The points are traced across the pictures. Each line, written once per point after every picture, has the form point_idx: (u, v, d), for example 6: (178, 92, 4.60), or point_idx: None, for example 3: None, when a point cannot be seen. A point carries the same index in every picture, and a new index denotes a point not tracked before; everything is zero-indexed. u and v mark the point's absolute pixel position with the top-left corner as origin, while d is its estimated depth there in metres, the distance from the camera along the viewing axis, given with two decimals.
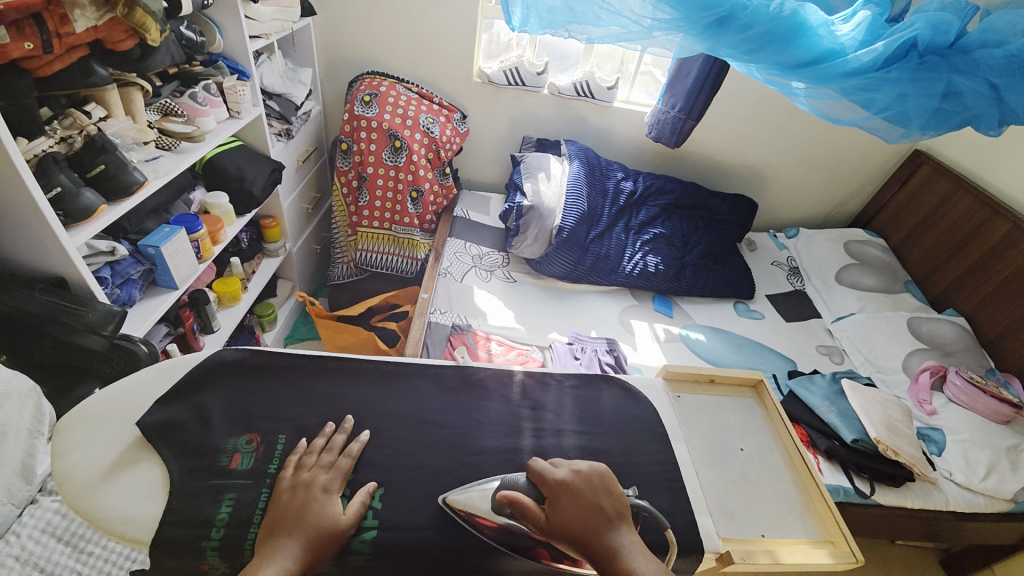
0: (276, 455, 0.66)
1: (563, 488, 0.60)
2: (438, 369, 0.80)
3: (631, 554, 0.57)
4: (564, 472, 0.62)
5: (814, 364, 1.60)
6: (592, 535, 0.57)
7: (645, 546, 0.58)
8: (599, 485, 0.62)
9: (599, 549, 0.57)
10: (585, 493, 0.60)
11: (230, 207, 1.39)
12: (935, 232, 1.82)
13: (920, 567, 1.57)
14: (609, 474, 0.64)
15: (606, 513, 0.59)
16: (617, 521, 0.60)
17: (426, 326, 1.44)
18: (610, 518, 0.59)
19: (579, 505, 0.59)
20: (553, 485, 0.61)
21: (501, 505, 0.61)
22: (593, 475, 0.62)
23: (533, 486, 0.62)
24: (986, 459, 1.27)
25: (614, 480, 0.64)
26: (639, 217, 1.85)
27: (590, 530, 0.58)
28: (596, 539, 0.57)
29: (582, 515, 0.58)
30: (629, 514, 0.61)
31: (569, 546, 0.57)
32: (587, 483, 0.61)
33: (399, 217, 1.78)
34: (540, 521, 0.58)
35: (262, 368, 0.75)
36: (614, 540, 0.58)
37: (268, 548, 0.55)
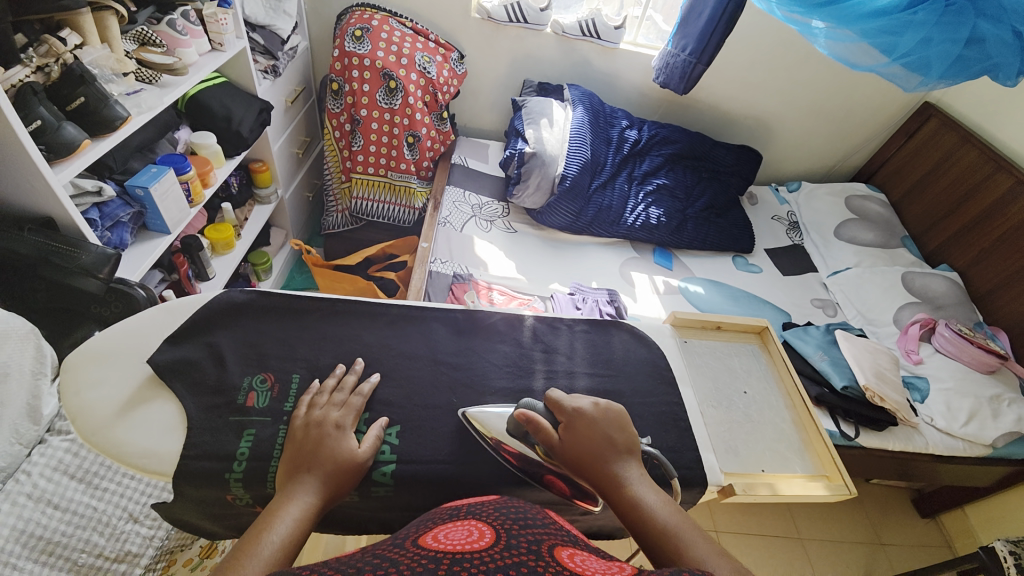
0: (292, 393, 0.66)
1: (578, 417, 0.62)
2: (448, 312, 0.79)
3: (636, 483, 0.58)
4: (582, 403, 0.64)
5: (808, 316, 1.63)
6: (599, 460, 0.59)
7: (651, 480, 0.59)
8: (614, 421, 0.63)
9: (604, 476, 0.58)
10: (599, 425, 0.62)
11: (218, 148, 1.32)
12: (936, 187, 1.82)
13: (892, 504, 1.69)
14: (625, 413, 0.65)
15: (617, 446, 0.61)
16: (627, 453, 0.61)
17: (427, 275, 1.42)
18: (620, 451, 0.60)
19: (592, 434, 0.61)
20: (570, 413, 0.63)
21: (519, 424, 0.63)
22: (610, 411, 0.64)
23: (551, 414, 0.64)
24: (968, 407, 1.34)
25: (628, 419, 0.65)
26: (642, 167, 1.81)
27: (597, 456, 0.59)
28: (603, 465, 0.59)
29: (594, 445, 0.60)
30: (639, 452, 0.63)
31: (575, 467, 0.59)
32: (603, 416, 0.63)
33: (396, 163, 1.71)
34: (551, 444, 0.60)
35: (270, 310, 0.74)
36: (621, 468, 0.59)
37: (290, 485, 0.54)
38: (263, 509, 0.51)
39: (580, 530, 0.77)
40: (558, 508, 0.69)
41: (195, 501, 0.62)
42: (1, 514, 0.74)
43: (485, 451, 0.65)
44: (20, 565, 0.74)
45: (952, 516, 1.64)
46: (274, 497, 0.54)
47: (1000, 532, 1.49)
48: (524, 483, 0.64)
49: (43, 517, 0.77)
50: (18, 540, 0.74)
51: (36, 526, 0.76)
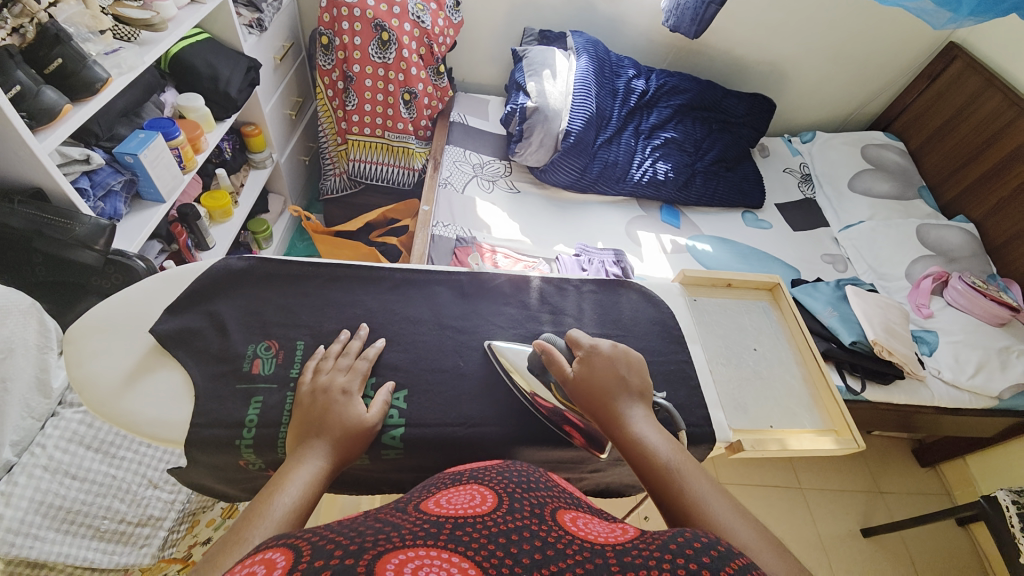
0: (298, 360, 0.65)
1: (595, 353, 0.63)
2: (452, 275, 0.77)
3: (641, 424, 0.58)
4: (601, 342, 0.65)
5: (817, 272, 1.60)
6: (609, 394, 0.60)
7: (659, 422, 0.59)
8: (630, 363, 0.64)
9: (612, 411, 0.59)
10: (615, 363, 0.63)
11: (207, 111, 1.27)
12: (958, 134, 1.73)
13: (894, 455, 1.72)
14: (642, 362, 0.65)
15: (630, 386, 0.61)
16: (638, 396, 0.61)
17: (429, 239, 1.39)
18: (632, 391, 0.61)
19: (607, 371, 0.62)
20: (587, 349, 0.64)
21: (539, 356, 0.66)
22: (627, 354, 0.65)
23: (571, 353, 0.65)
24: (976, 359, 1.34)
25: (644, 367, 0.65)
26: (650, 119, 1.73)
27: (608, 392, 0.60)
28: (611, 402, 0.60)
29: (607, 381, 0.61)
30: (650, 399, 0.63)
31: (585, 400, 0.60)
32: (621, 360, 0.63)
33: (392, 122, 1.65)
34: (565, 378, 0.62)
35: (270, 276, 0.72)
36: (631, 409, 0.60)
37: (299, 450, 0.54)
38: (273, 472, 0.51)
39: (587, 486, 0.79)
40: (567, 466, 0.70)
41: (207, 467, 0.62)
42: (20, 486, 0.79)
43: (493, 413, 0.66)
44: (45, 534, 0.80)
45: (952, 466, 1.68)
46: (285, 460, 0.54)
47: (1001, 480, 1.53)
48: (532, 442, 0.65)
49: (63, 487, 0.83)
50: (41, 510, 0.80)
51: (55, 496, 0.82)
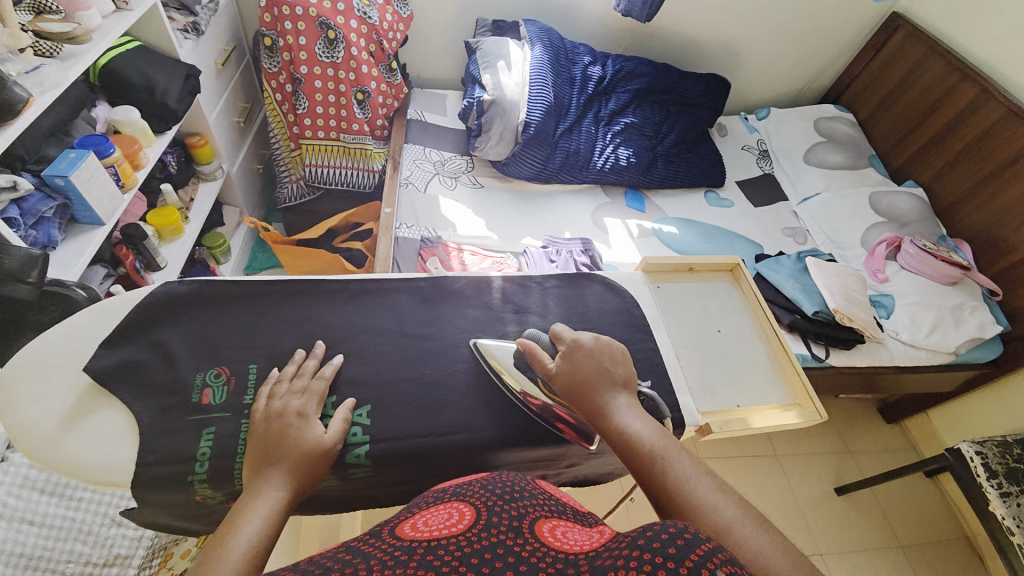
0: (251, 385, 0.62)
1: (577, 347, 0.64)
2: (412, 281, 0.75)
3: (625, 413, 0.59)
4: (583, 336, 0.66)
5: (779, 246, 1.65)
6: (592, 387, 0.61)
7: (642, 409, 0.60)
8: (613, 354, 0.64)
9: (595, 403, 0.60)
10: (597, 355, 0.63)
11: (144, 124, 1.21)
12: (903, 102, 1.79)
13: (862, 415, 1.80)
14: (625, 353, 0.66)
15: (613, 376, 0.62)
16: (621, 385, 0.62)
17: (393, 242, 1.35)
18: (615, 381, 0.62)
19: (589, 364, 0.62)
20: (569, 344, 0.65)
21: (523, 355, 0.66)
22: (611, 346, 0.65)
23: (555, 349, 0.66)
24: (931, 318, 1.40)
25: (628, 357, 0.66)
26: (609, 105, 1.73)
27: (591, 385, 0.61)
28: (595, 394, 0.60)
29: (589, 374, 0.61)
30: (635, 388, 0.64)
31: (569, 394, 0.61)
32: (603, 351, 0.64)
33: (347, 124, 1.60)
34: (548, 375, 0.63)
35: (217, 298, 0.68)
36: (615, 399, 0.60)
37: (255, 481, 0.52)
38: (230, 508, 0.49)
39: (565, 480, 0.79)
40: (542, 464, 0.70)
41: (161, 507, 0.59)
42: None
43: (461, 418, 0.65)
44: None
45: (916, 421, 1.77)
46: (241, 494, 0.52)
47: (963, 433, 1.61)
48: (504, 445, 0.64)
49: (19, 534, 0.80)
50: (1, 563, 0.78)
51: (14, 545, 0.79)
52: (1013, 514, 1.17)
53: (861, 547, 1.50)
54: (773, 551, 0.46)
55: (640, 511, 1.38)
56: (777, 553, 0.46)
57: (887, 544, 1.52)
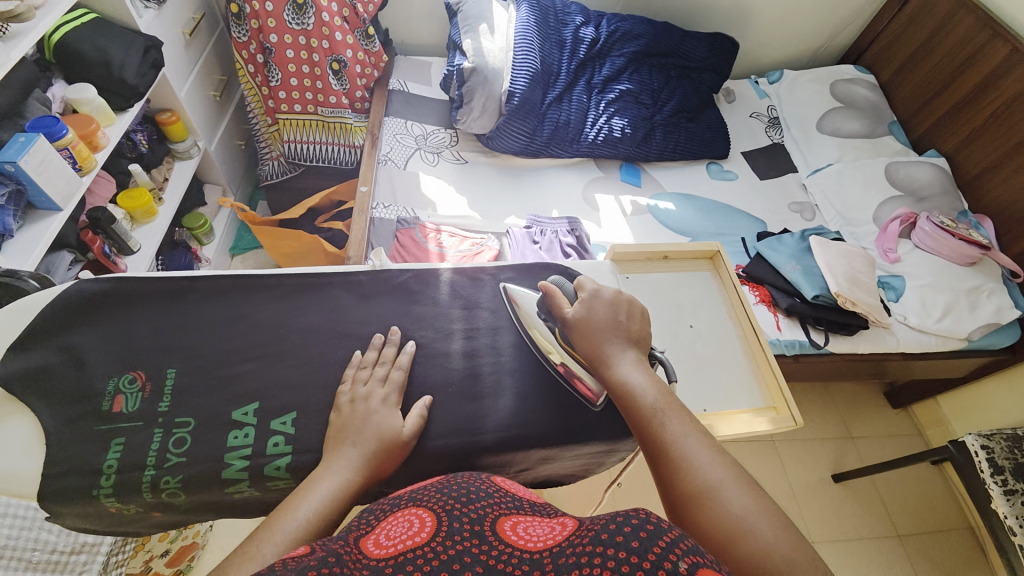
0: (167, 392, 0.59)
1: (596, 297, 0.64)
2: (352, 276, 0.70)
3: (629, 367, 0.59)
4: (605, 288, 0.65)
5: (783, 223, 1.54)
6: (602, 337, 0.61)
7: (648, 367, 0.60)
8: (630, 310, 0.64)
9: (602, 353, 0.60)
10: (613, 308, 0.63)
11: (101, 101, 1.14)
12: (929, 62, 1.62)
13: (865, 398, 1.73)
14: (644, 312, 0.66)
15: (626, 330, 0.62)
16: (634, 341, 0.62)
17: (369, 224, 1.29)
18: (627, 335, 0.62)
19: (605, 315, 0.62)
20: (589, 294, 0.65)
21: (543, 299, 0.67)
22: (631, 302, 0.65)
23: (576, 296, 0.66)
24: (943, 302, 1.31)
25: (645, 315, 0.66)
26: (602, 71, 1.61)
27: (601, 334, 0.61)
28: (605, 344, 0.61)
29: (602, 324, 0.62)
30: (647, 344, 0.64)
31: (579, 341, 0.62)
32: (623, 306, 0.64)
33: (324, 96, 1.52)
34: (564, 319, 0.63)
35: (139, 296, 0.65)
36: (624, 352, 0.61)
37: (330, 455, 0.54)
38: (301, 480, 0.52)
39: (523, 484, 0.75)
40: None
41: (76, 517, 0.57)
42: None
43: None
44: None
45: (923, 406, 1.69)
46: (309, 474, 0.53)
47: (972, 421, 1.54)
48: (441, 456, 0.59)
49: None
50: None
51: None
52: (1016, 512, 1.12)
53: (856, 535, 1.47)
54: (752, 514, 0.48)
55: None
56: (756, 514, 0.48)
57: (885, 532, 1.48)
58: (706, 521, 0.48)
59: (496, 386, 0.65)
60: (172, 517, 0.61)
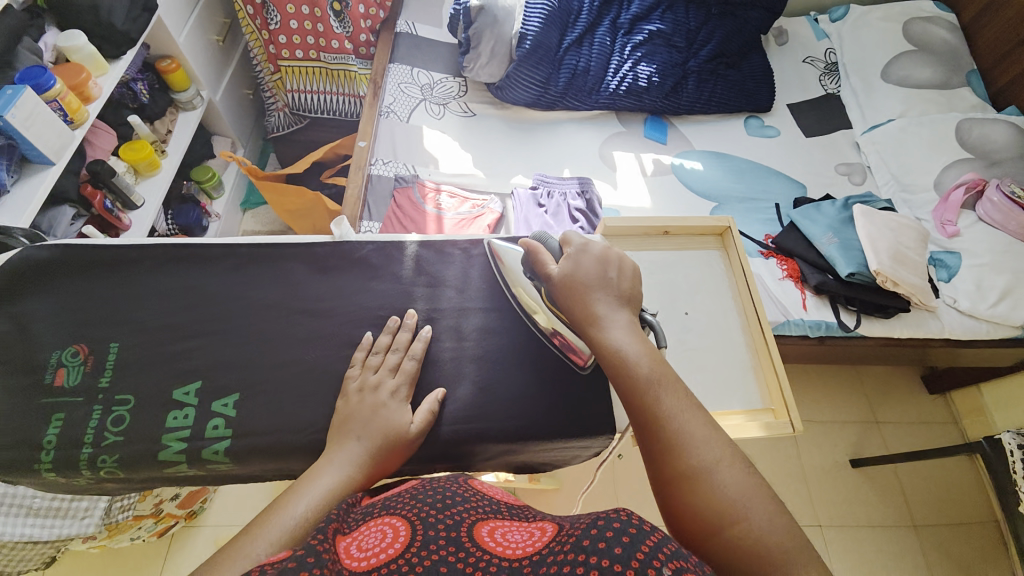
0: (109, 367, 0.63)
1: (583, 253, 0.60)
2: (311, 248, 0.72)
3: (617, 329, 0.55)
4: (593, 243, 0.61)
5: (827, 188, 1.36)
6: (590, 296, 0.57)
7: (639, 330, 0.56)
8: (620, 269, 0.60)
9: (589, 313, 0.57)
10: (602, 266, 0.59)
11: (93, 49, 1.11)
12: (1019, 3, 1.35)
13: (897, 381, 1.60)
14: (636, 271, 0.61)
15: (617, 291, 0.58)
16: (625, 301, 0.58)
17: (366, 181, 1.23)
18: (618, 296, 0.58)
19: (592, 273, 0.58)
20: (576, 249, 0.61)
21: (526, 256, 0.65)
22: (621, 260, 0.60)
23: (561, 253, 0.62)
24: (1002, 285, 1.14)
25: (638, 275, 0.61)
26: (630, 10, 1.43)
27: (589, 293, 0.57)
28: (591, 304, 0.57)
29: (590, 282, 0.58)
30: (638, 306, 0.60)
31: (564, 300, 0.58)
32: (613, 263, 0.60)
33: (325, 41, 1.43)
34: (547, 276, 0.60)
35: (104, 265, 0.69)
36: (615, 314, 0.57)
37: (335, 449, 0.55)
38: (301, 473, 0.52)
39: None
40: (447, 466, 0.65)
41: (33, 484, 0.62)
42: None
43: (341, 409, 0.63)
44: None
45: (964, 394, 1.55)
46: (320, 458, 0.55)
47: (1015, 415, 1.39)
48: None
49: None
50: None
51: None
52: None
53: (868, 522, 1.40)
54: (743, 498, 0.45)
55: (625, 468, 1.35)
56: (751, 495, 0.45)
57: (899, 521, 1.41)
58: (695, 503, 0.46)
59: (457, 373, 0.65)
60: (126, 486, 0.66)
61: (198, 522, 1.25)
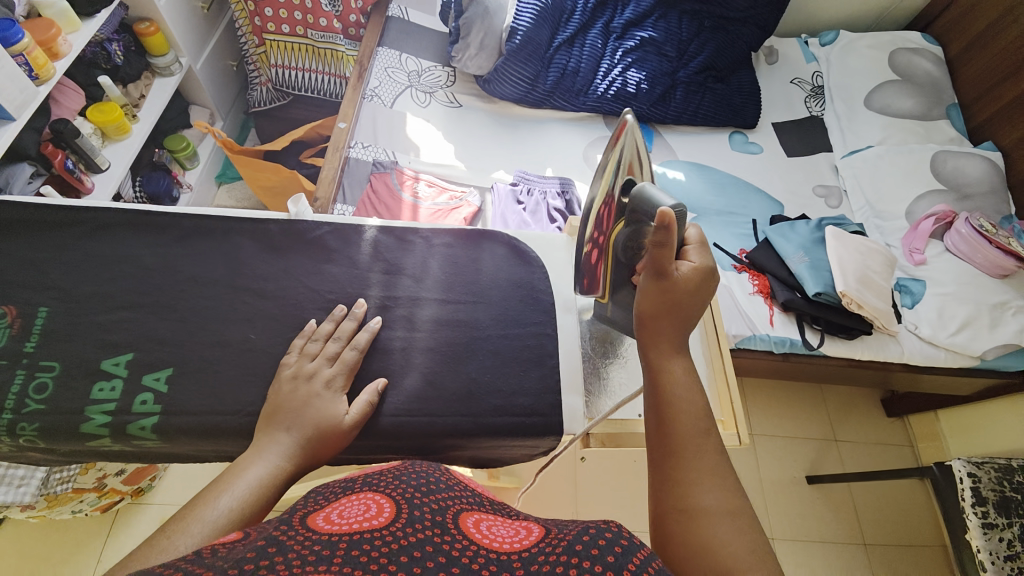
0: (35, 332, 0.61)
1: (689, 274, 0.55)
2: (263, 225, 0.70)
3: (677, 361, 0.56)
4: (707, 268, 0.56)
5: (803, 208, 1.38)
6: (666, 319, 0.56)
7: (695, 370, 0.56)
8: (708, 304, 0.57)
9: (654, 334, 0.56)
10: (698, 295, 0.56)
11: (65, 5, 1.06)
12: (1003, 40, 1.39)
13: (858, 401, 1.63)
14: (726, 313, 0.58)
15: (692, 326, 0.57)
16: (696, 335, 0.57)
17: (343, 164, 1.20)
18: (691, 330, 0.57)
19: (686, 295, 0.55)
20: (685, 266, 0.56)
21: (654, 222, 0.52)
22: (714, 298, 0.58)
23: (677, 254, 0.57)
24: (962, 315, 1.17)
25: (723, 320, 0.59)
26: (624, 15, 1.43)
27: (667, 316, 0.56)
28: (663, 326, 0.56)
29: (676, 305, 0.55)
30: None
31: (646, 307, 0.56)
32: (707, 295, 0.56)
33: (313, 18, 1.40)
34: (650, 270, 0.55)
35: (41, 225, 0.66)
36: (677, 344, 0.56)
37: (264, 441, 0.53)
38: (225, 465, 0.50)
39: None
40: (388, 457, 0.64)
41: None
42: None
43: None
44: None
45: (920, 418, 1.59)
46: (248, 448, 0.53)
47: (973, 439, 1.44)
48: None
49: None
50: None
51: None
52: (990, 547, 1.05)
53: (819, 538, 1.43)
54: (747, 563, 0.42)
55: (589, 471, 1.35)
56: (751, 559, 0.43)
57: (850, 538, 1.44)
58: (690, 542, 0.44)
59: (405, 364, 0.64)
60: (48, 457, 0.63)
61: (145, 499, 1.20)
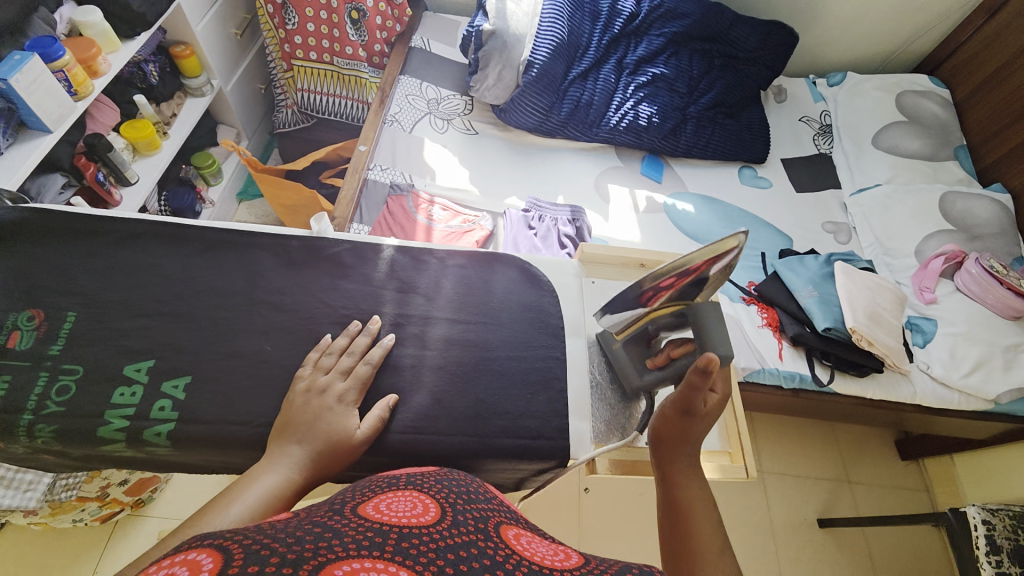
0: (61, 335, 0.63)
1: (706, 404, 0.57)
2: (284, 241, 0.72)
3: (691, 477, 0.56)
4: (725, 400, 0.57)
5: (812, 243, 1.39)
6: (681, 441, 0.57)
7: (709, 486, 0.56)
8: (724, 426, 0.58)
9: (670, 451, 0.58)
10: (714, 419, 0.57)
11: (107, 26, 1.13)
12: (1010, 85, 1.42)
13: (870, 441, 1.59)
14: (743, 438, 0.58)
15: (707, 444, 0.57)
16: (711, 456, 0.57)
17: (361, 185, 1.24)
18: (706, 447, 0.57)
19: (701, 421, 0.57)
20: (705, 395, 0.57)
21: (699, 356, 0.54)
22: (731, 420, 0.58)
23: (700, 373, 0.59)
24: (975, 355, 1.16)
25: None
26: (637, 52, 1.49)
27: (682, 438, 0.57)
28: (679, 446, 0.57)
29: (691, 429, 0.57)
30: None
31: (664, 429, 0.58)
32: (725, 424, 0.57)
33: (340, 47, 1.47)
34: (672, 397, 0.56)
35: (73, 234, 0.69)
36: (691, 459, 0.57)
37: (275, 452, 0.54)
38: (238, 475, 0.51)
39: None
40: None
41: None
42: None
43: None
44: None
45: (937, 462, 1.54)
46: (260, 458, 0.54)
47: (990, 486, 1.40)
48: None
49: None
50: None
51: None
52: None
53: None
54: None
55: (593, 503, 1.32)
56: None
57: None
58: None
59: (414, 382, 0.64)
60: (62, 460, 0.64)
61: (146, 510, 1.19)
